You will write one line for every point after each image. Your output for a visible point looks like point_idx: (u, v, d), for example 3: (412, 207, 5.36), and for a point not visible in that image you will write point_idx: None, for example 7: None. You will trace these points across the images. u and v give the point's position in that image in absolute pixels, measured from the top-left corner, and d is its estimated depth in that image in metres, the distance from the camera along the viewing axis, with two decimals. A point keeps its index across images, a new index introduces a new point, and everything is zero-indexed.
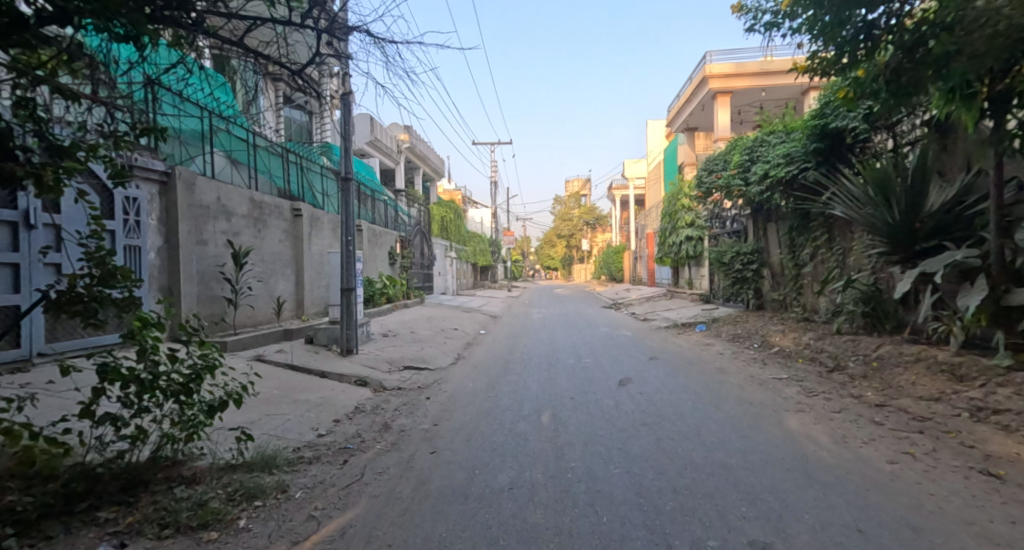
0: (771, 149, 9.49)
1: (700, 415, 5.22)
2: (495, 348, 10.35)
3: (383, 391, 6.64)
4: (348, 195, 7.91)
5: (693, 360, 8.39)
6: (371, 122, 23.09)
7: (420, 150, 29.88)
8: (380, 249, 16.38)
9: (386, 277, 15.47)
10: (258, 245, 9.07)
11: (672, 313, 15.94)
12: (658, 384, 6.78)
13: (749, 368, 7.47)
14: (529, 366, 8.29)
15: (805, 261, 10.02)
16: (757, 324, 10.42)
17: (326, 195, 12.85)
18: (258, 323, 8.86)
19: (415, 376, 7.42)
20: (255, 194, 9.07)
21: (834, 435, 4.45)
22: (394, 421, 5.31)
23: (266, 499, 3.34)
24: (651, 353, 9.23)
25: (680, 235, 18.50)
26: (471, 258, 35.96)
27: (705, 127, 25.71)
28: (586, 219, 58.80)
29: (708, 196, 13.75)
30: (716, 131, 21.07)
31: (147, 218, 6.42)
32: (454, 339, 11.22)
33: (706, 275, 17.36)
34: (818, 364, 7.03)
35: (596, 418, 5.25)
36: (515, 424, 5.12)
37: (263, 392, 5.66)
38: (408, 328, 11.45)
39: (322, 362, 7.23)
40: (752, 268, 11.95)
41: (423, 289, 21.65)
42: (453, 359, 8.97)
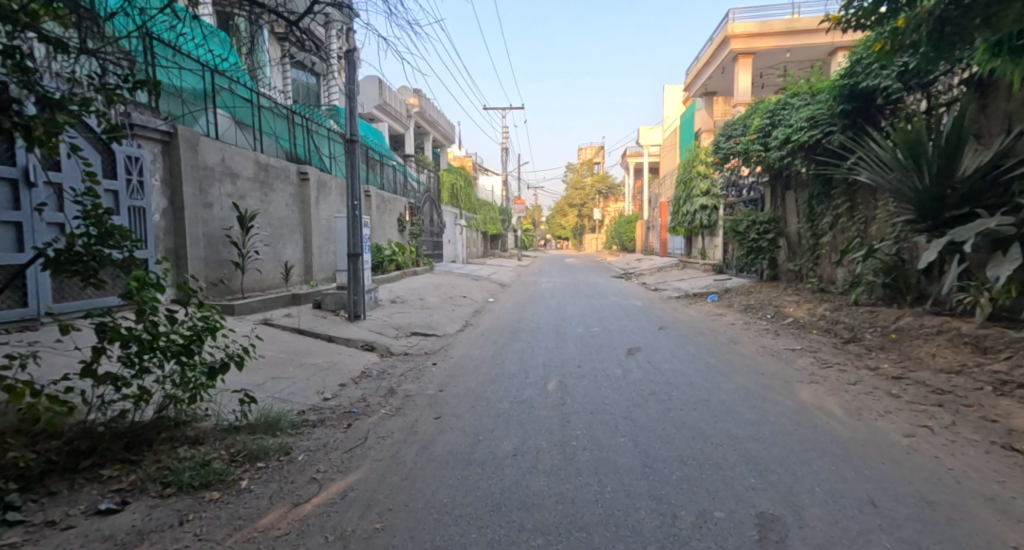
0: (795, 112, 9.11)
1: (709, 385, 5.12)
2: (504, 316, 10.30)
3: (390, 356, 6.62)
4: (353, 158, 7.72)
5: (703, 330, 8.26)
6: (380, 85, 22.66)
7: (431, 115, 29.40)
8: (389, 216, 16.27)
9: (396, 244, 15.40)
10: (264, 209, 8.98)
11: (684, 283, 15.76)
12: (667, 353, 6.68)
13: (761, 338, 7.33)
14: (538, 333, 8.22)
15: (825, 231, 9.71)
16: (771, 295, 10.23)
17: (335, 159, 12.73)
18: (266, 288, 8.84)
19: (422, 343, 7.38)
20: (261, 157, 8.94)
21: (848, 407, 4.32)
22: (399, 386, 5.28)
23: (269, 461, 3.30)
24: (660, 322, 9.12)
25: (695, 204, 18.11)
26: (481, 226, 35.79)
27: (725, 91, 24.90)
28: (598, 188, 58.02)
29: (724, 163, 13.36)
30: (737, 95, 20.39)
31: (150, 178, 6.32)
32: (463, 307, 11.17)
33: (720, 245, 17.05)
34: (833, 335, 6.86)
35: (603, 387, 5.17)
36: (521, 391, 5.07)
37: (269, 355, 5.65)
38: (417, 294, 11.42)
39: (329, 327, 7.20)
40: (767, 238, 11.66)
41: (433, 257, 21.61)
42: (461, 326, 8.93)
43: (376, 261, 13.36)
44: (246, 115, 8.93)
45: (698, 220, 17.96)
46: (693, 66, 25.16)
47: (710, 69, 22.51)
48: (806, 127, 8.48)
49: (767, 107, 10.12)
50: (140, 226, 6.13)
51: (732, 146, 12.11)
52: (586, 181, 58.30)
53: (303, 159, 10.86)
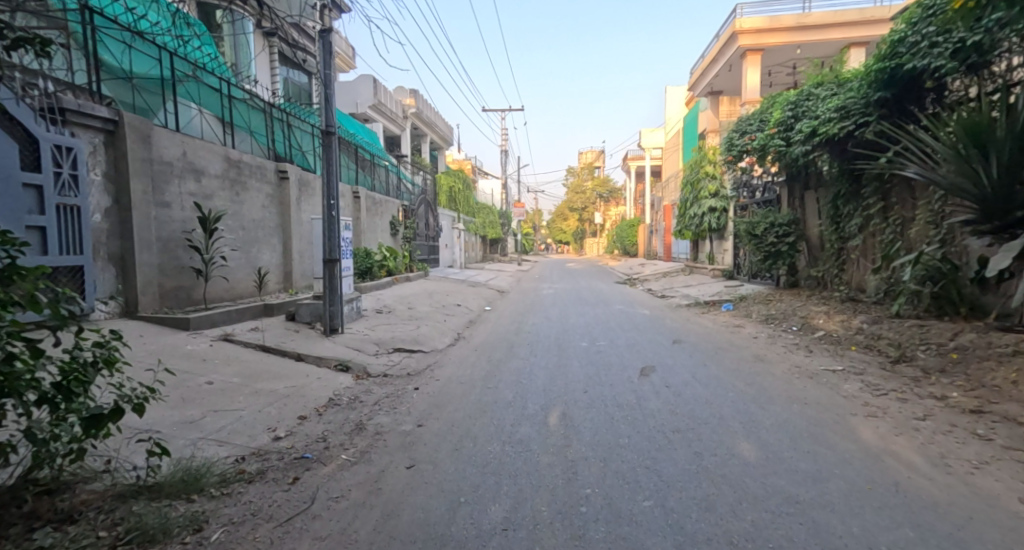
0: (822, 102, 8.28)
1: (744, 418, 4.25)
2: (501, 327, 9.44)
3: (367, 378, 5.75)
4: (330, 150, 6.88)
5: (723, 345, 7.39)
6: (374, 83, 21.90)
7: (427, 116, 28.63)
8: (381, 219, 15.42)
9: (387, 248, 14.55)
10: (235, 210, 8.12)
11: (692, 289, 14.90)
12: (687, 374, 5.81)
13: (792, 355, 6.46)
14: (538, 349, 7.34)
15: (855, 232, 8.83)
16: (793, 304, 9.36)
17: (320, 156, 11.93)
18: (236, 298, 7.98)
19: (406, 360, 6.51)
20: (231, 152, 8.09)
21: (927, 453, 3.43)
22: (371, 419, 4.40)
23: (167, 546, 2.41)
24: (674, 335, 8.26)
25: (703, 206, 17.27)
26: (480, 230, 34.98)
27: (731, 90, 24.15)
28: (599, 192, 57.25)
29: (737, 162, 12.53)
30: (744, 93, 19.64)
31: (87, 173, 5.47)
32: (456, 317, 10.30)
33: (730, 250, 16.20)
34: (877, 353, 5.97)
35: (616, 420, 4.30)
36: (516, 426, 4.19)
37: (219, 379, 4.78)
38: (407, 303, 10.56)
39: (301, 343, 6.33)
40: (787, 241, 10.73)
41: (429, 261, 20.77)
42: (452, 339, 8.08)
43: (366, 266, 12.50)
44: (215, 106, 8.10)
45: (706, 223, 17.11)
46: (699, 64, 24.42)
47: (716, 67, 21.79)
48: (836, 118, 7.66)
49: (788, 99, 9.30)
50: (74, 228, 5.27)
51: (748, 142, 11.28)
52: (586, 185, 57.55)
53: (284, 156, 10.05)
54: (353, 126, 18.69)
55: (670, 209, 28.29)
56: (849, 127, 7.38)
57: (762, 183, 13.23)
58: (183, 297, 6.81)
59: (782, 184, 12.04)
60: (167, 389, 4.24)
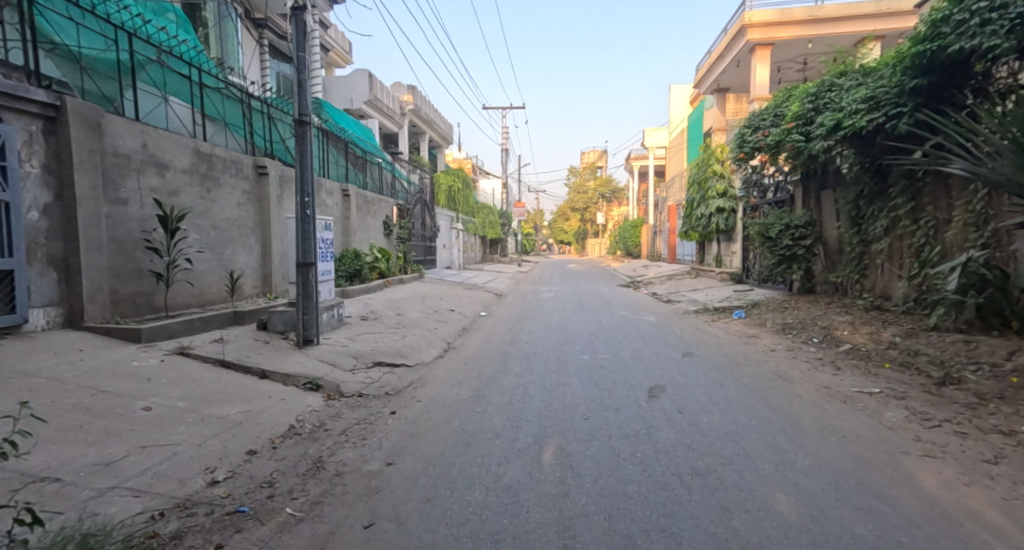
0: (847, 93, 7.59)
1: (775, 458, 3.56)
2: (496, 335, 8.79)
3: (339, 398, 5.10)
4: (305, 143, 6.22)
5: (738, 360, 6.70)
6: (370, 79, 21.30)
7: (426, 113, 27.94)
8: (373, 218, 14.77)
9: (379, 249, 13.91)
10: (205, 208, 7.46)
11: (699, 294, 14.22)
12: (700, 396, 5.13)
13: (817, 373, 5.78)
14: (535, 363, 6.68)
15: (879, 234, 8.15)
16: (811, 312, 8.67)
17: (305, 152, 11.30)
18: (205, 304, 7.32)
19: (386, 376, 5.85)
20: (202, 145, 7.43)
21: (1015, 513, 2.75)
22: (333, 454, 3.73)
23: None
24: (683, 346, 7.57)
25: (709, 206, 16.59)
26: (480, 231, 34.33)
27: (738, 87, 23.49)
28: (601, 192, 56.57)
29: (749, 160, 11.87)
30: (753, 89, 18.99)
31: (20, 165, 4.81)
32: (448, 324, 9.64)
33: (739, 252, 15.51)
34: (915, 373, 5.30)
35: (622, 458, 3.62)
36: (504, 467, 3.52)
37: (161, 402, 4.11)
38: (396, 309, 9.90)
39: (268, 357, 5.67)
40: (803, 244, 10.03)
41: (425, 263, 20.12)
42: (441, 350, 7.42)
43: (355, 268, 11.85)
44: (184, 94, 7.44)
45: (713, 224, 16.42)
46: (705, 60, 23.74)
47: (723, 63, 21.15)
48: (863, 109, 6.97)
49: (807, 90, 8.61)
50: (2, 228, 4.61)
51: (761, 138, 10.58)
52: (588, 186, 56.85)
53: (264, 151, 9.41)
54: (347, 123, 18.07)
55: (674, 210, 27.62)
56: (880, 119, 6.70)
57: (774, 182, 12.54)
58: (141, 304, 6.16)
59: (797, 183, 11.35)
60: (90, 419, 3.57)
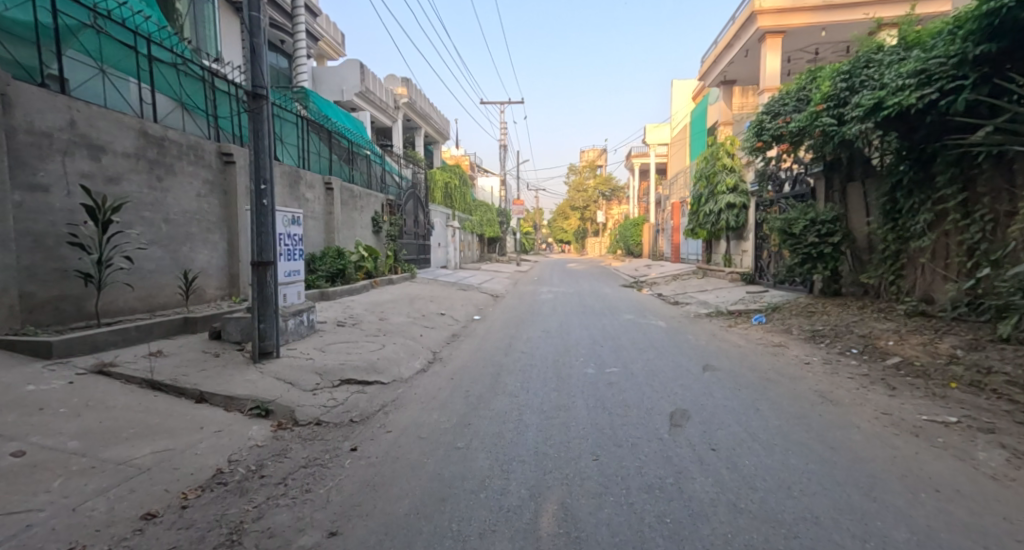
0: (888, 69, 6.68)
1: (855, 526, 2.63)
2: (489, 343, 7.86)
3: (292, 428, 4.16)
4: (259, 121, 5.25)
5: (768, 375, 5.76)
6: (361, 69, 20.38)
7: (421, 107, 27.06)
8: (360, 214, 13.81)
9: (366, 248, 13.00)
10: (154, 199, 6.51)
11: (710, 296, 13.30)
12: (734, 425, 4.19)
13: (868, 394, 4.85)
14: (532, 379, 5.74)
15: (920, 229, 7.21)
16: (842, 317, 7.75)
17: (280, 141, 10.41)
18: (153, 309, 6.37)
19: (354, 397, 4.91)
20: (150, 125, 6.47)
21: None
22: (259, 519, 2.77)
23: None
24: (701, 358, 6.65)
25: (719, 202, 15.67)
26: (478, 229, 33.38)
27: (745, 79, 22.65)
28: (602, 190, 55.65)
29: (766, 151, 10.95)
30: (762, 80, 18.07)
31: None
32: (437, 330, 8.73)
33: (751, 251, 14.62)
34: (994, 397, 4.37)
35: (647, 526, 2.69)
36: (487, 540, 2.59)
37: (46, 442, 3.17)
38: (379, 314, 8.96)
39: (211, 375, 4.72)
40: (830, 242, 9.04)
41: (418, 262, 19.21)
42: (424, 362, 6.50)
43: (337, 268, 10.93)
44: (128, 68, 6.49)
45: (723, 220, 15.50)
46: (711, 50, 22.87)
47: (732, 53, 20.23)
48: (911, 85, 6.05)
49: (838, 69, 7.68)
50: None
51: (782, 125, 9.65)
52: (589, 184, 55.92)
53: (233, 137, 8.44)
54: (336, 114, 17.16)
55: (678, 207, 26.74)
56: (933, 95, 5.78)
57: (795, 174, 11.60)
58: (67, 311, 5.21)
59: (820, 175, 10.42)
60: None
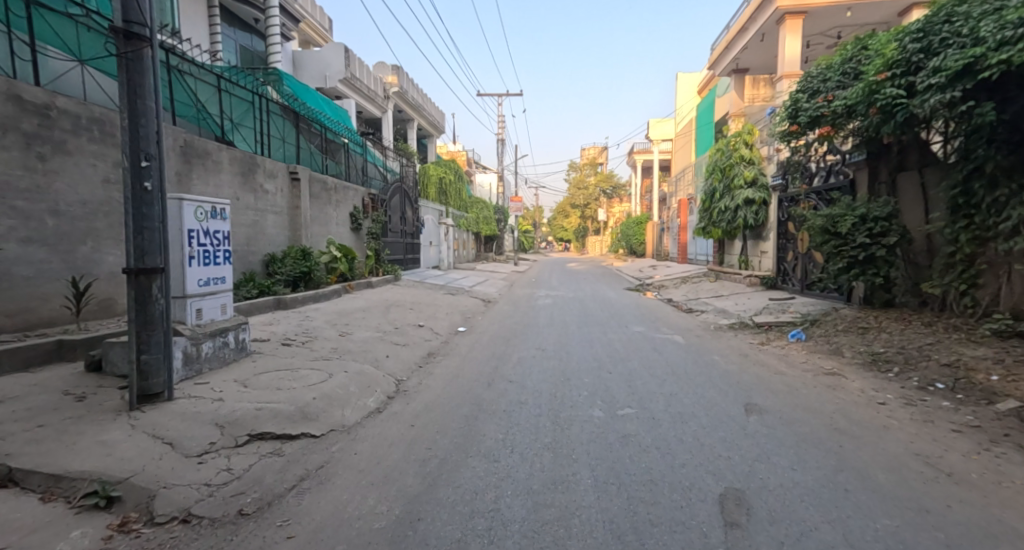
0: (982, 19, 5.24)
1: None
2: (470, 368, 6.40)
3: (139, 531, 2.67)
4: (141, 73, 3.79)
5: (835, 423, 4.30)
6: (345, 53, 18.95)
7: (413, 97, 25.63)
8: (334, 210, 12.35)
9: (339, 247, 11.59)
10: (33, 184, 5.04)
11: (729, 304, 11.81)
12: (822, 528, 2.72)
13: (1002, 465, 3.39)
14: (519, 430, 4.28)
15: (1009, 228, 5.72)
16: (908, 336, 6.25)
17: (233, 122, 8.96)
18: (26, 328, 4.90)
19: (262, 466, 3.43)
20: (28, 88, 5.00)
21: None
22: None
23: None
24: (738, 394, 5.18)
25: (735, 198, 14.20)
26: (474, 227, 31.84)
27: (758, 67, 21.33)
28: (603, 188, 54.15)
29: (797, 137, 9.47)
30: (781, 64, 16.71)
31: None
32: (409, 348, 7.27)
33: (773, 252, 13.17)
34: None
35: None
36: None
37: None
38: (343, 329, 7.50)
39: (48, 435, 3.25)
40: (883, 243, 7.43)
41: (406, 262, 17.78)
42: (380, 399, 5.03)
43: (301, 271, 9.51)
44: None
45: (740, 218, 13.99)
46: (723, 36, 21.42)
47: (746, 38, 18.86)
48: None
49: (904, 27, 6.22)
50: None
51: (825, 104, 8.10)
52: (589, 181, 54.40)
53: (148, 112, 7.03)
54: (313, 100, 15.67)
55: (685, 206, 25.29)
56: None
57: (832, 165, 10.11)
58: None
59: (866, 164, 8.92)
60: None
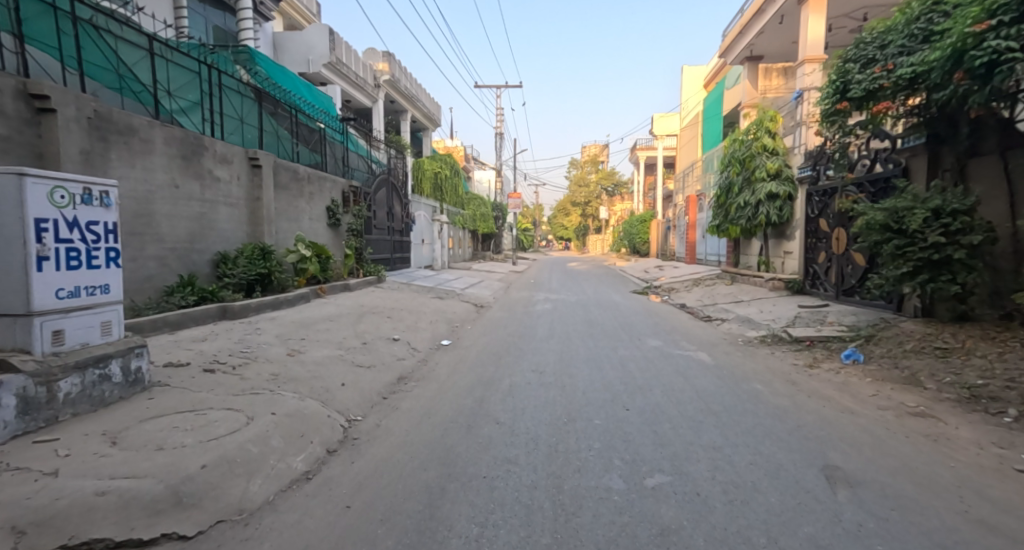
0: None
1: None
2: (447, 402, 5.01)
3: None
4: None
5: (971, 509, 2.90)
6: (330, 34, 17.59)
7: (406, 87, 24.24)
8: (306, 203, 10.95)
9: (310, 245, 10.27)
10: None
11: (754, 311, 10.40)
12: None
13: None
14: (503, 519, 2.88)
15: None
16: (1016, 363, 4.81)
17: (173, 97, 7.56)
18: None
19: None
20: None
21: None
22: None
23: None
24: (806, 449, 3.79)
25: (756, 192, 12.80)
26: (470, 225, 30.38)
27: (774, 54, 19.99)
28: (604, 185, 52.76)
29: (845, 120, 8.08)
30: (802, 48, 15.35)
31: None
32: (375, 371, 5.88)
33: (800, 253, 11.78)
34: None
35: None
36: None
37: None
38: (296, 347, 6.10)
39: None
40: (961, 243, 6.02)
41: (393, 262, 16.41)
42: (313, 456, 3.63)
43: (257, 273, 8.19)
44: None
45: (761, 215, 12.58)
46: (735, 20, 20.00)
47: (763, 21, 17.51)
48: None
49: None
50: None
51: (883, 74, 6.67)
52: (590, 178, 53.00)
53: (44, 72, 5.67)
54: (291, 84, 14.14)
55: (693, 203, 23.91)
56: None
57: (880, 152, 8.70)
58: None
59: (927, 149, 7.51)
60: None
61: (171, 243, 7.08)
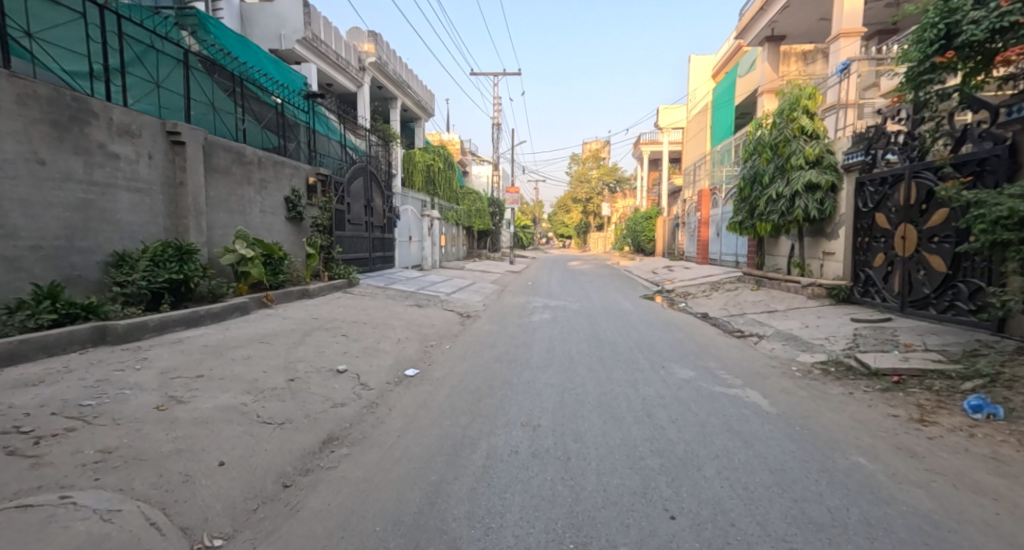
0: None
1: None
2: (381, 496, 3.13)
3: None
4: None
5: None
6: (303, 6, 15.64)
7: (394, 72, 22.29)
8: (255, 191, 9.03)
9: (254, 242, 8.34)
10: None
11: (799, 325, 8.51)
12: None
13: None
14: None
15: None
16: None
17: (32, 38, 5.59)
18: None
19: None
20: None
21: None
22: None
23: None
24: None
25: (792, 181, 10.84)
26: (465, 221, 28.42)
27: (798, 33, 18.06)
28: (606, 181, 50.74)
29: (937, 84, 6.16)
30: (835, 20, 13.40)
31: None
32: (288, 431, 3.98)
33: (847, 253, 9.87)
34: None
35: None
36: None
37: None
38: (179, 393, 4.20)
39: None
40: None
41: (371, 262, 14.49)
42: None
43: (166, 280, 6.29)
44: None
45: (799, 209, 10.65)
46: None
47: None
48: None
49: None
50: None
51: (1015, 7, 4.81)
52: (591, 174, 51.05)
53: None
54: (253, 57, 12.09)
55: (706, 198, 21.95)
56: None
57: (974, 128, 6.71)
58: None
59: None
60: None
61: (31, 241, 5.21)
